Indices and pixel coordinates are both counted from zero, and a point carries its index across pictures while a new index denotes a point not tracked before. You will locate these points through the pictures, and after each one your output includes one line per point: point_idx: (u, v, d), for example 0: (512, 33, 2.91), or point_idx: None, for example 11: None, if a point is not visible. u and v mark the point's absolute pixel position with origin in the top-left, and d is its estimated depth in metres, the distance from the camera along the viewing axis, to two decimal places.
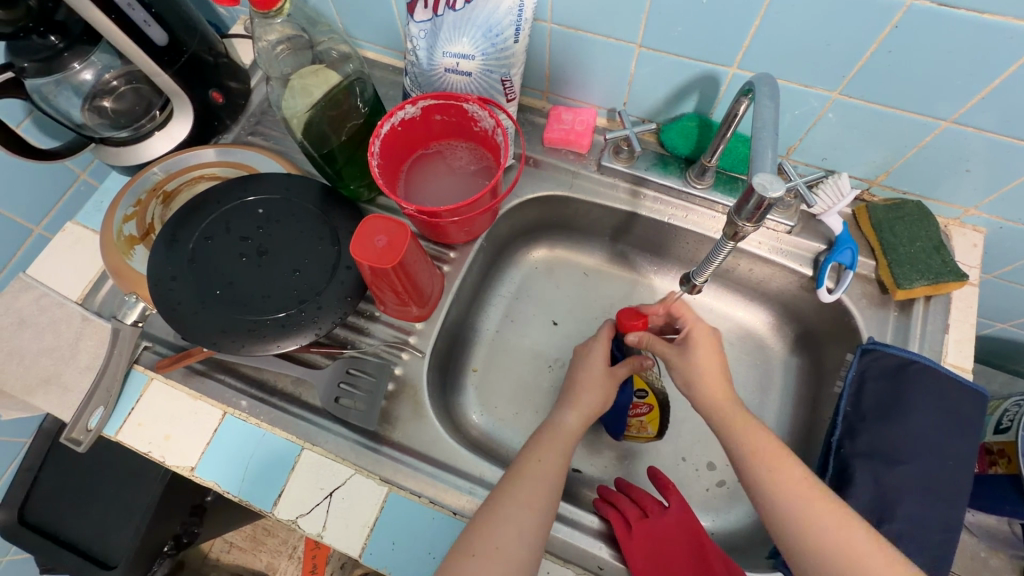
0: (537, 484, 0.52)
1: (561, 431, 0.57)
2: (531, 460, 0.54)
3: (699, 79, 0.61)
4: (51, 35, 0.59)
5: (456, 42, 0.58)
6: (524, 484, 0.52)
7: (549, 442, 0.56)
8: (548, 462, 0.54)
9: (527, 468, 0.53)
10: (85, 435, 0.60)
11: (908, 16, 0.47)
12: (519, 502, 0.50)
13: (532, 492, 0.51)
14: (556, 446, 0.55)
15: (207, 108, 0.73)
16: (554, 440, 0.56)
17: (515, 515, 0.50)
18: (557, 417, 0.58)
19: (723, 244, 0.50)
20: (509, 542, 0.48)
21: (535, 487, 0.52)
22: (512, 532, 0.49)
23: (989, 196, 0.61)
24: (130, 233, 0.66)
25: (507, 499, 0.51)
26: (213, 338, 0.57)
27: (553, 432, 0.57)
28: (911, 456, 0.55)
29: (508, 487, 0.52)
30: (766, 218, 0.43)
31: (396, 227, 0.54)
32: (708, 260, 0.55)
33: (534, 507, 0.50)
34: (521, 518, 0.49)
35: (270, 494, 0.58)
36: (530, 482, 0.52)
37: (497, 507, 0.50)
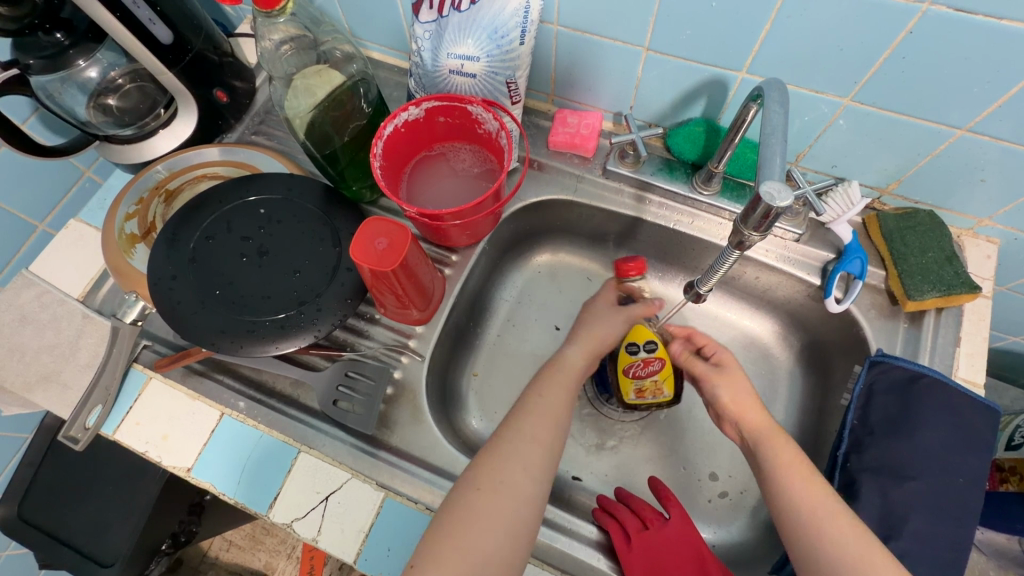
0: (542, 418, 0.53)
1: (565, 364, 0.58)
2: (536, 397, 0.55)
3: (707, 84, 0.60)
4: (57, 32, 0.59)
5: (461, 43, 0.57)
6: (530, 420, 0.53)
7: (553, 378, 0.57)
8: (552, 398, 0.55)
9: (533, 406, 0.54)
10: (83, 434, 0.60)
11: (924, 22, 0.46)
12: (525, 438, 0.51)
13: (538, 428, 0.52)
14: (560, 380, 0.57)
15: (212, 107, 0.73)
16: (559, 376, 0.57)
17: (520, 450, 0.50)
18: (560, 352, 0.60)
19: (728, 252, 0.49)
20: (516, 477, 0.49)
21: (540, 423, 0.53)
22: (519, 469, 0.49)
23: (1004, 207, 0.59)
24: (131, 232, 0.66)
25: (512, 435, 0.52)
26: (212, 338, 0.57)
27: (557, 365, 0.59)
28: (921, 472, 0.54)
29: (514, 424, 0.53)
30: (773, 228, 0.42)
31: (397, 229, 0.53)
32: (712, 268, 0.54)
33: (539, 441, 0.51)
34: (526, 453, 0.50)
35: (265, 497, 0.57)
36: (534, 418, 0.53)
37: (503, 445, 0.51)
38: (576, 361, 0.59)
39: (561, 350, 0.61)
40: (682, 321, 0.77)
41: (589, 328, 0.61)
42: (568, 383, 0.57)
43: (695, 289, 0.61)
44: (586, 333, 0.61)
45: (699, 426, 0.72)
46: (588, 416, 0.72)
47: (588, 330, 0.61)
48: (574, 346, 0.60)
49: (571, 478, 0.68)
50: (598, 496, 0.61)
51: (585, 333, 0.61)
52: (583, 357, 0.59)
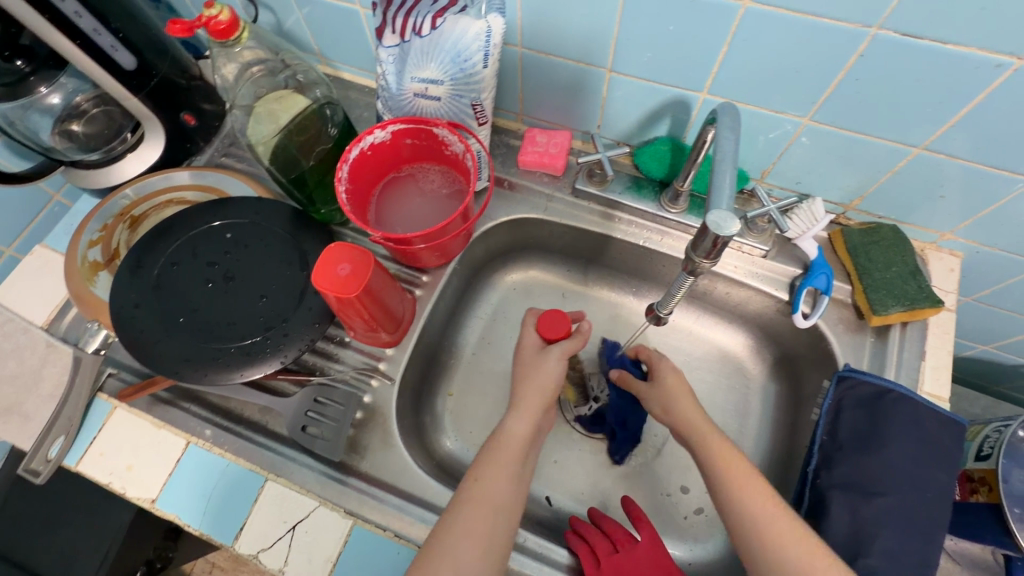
0: (477, 505, 0.49)
1: (510, 436, 0.55)
2: (475, 479, 0.51)
3: (671, 104, 0.60)
4: (17, 60, 0.59)
5: (424, 67, 0.57)
6: (466, 506, 0.49)
7: (493, 457, 0.53)
8: (492, 482, 0.51)
9: (470, 490, 0.51)
10: (44, 466, 0.58)
11: (874, 46, 0.47)
12: (458, 532, 0.48)
13: (472, 518, 0.49)
14: (502, 456, 0.53)
15: (180, 131, 0.72)
16: (501, 452, 0.53)
17: (453, 547, 0.47)
18: (500, 423, 0.56)
19: (682, 278, 0.49)
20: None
21: (478, 510, 0.49)
22: (451, 567, 0.46)
23: (965, 221, 0.60)
24: (95, 259, 0.65)
25: (447, 528, 0.48)
26: (175, 367, 0.56)
27: (498, 439, 0.55)
28: (889, 488, 0.54)
29: (452, 513, 0.49)
30: (722, 255, 0.42)
31: (360, 255, 0.53)
32: (671, 292, 0.55)
33: (473, 535, 0.48)
34: (458, 549, 0.47)
35: (231, 527, 0.56)
36: (473, 503, 0.50)
37: (441, 538, 0.48)
38: (520, 430, 0.55)
39: (505, 422, 0.56)
40: (656, 336, 0.78)
41: (535, 391, 0.57)
42: (511, 458, 0.53)
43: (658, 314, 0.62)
44: (529, 400, 0.57)
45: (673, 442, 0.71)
46: (563, 434, 0.72)
47: (528, 393, 0.57)
48: (515, 416, 0.56)
49: (545, 499, 0.68)
50: (571, 518, 0.61)
51: (529, 397, 0.57)
52: (526, 426, 0.55)
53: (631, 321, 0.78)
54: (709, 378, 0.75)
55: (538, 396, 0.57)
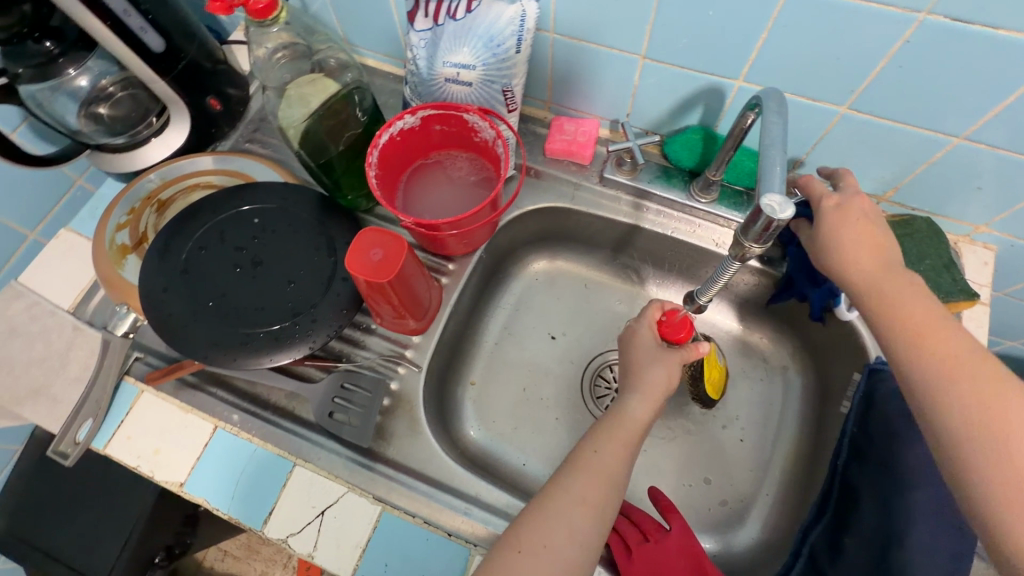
0: (591, 477, 0.50)
1: (625, 417, 0.54)
2: (588, 451, 0.52)
3: (705, 92, 0.60)
4: (46, 41, 0.58)
5: (456, 52, 0.56)
6: (579, 478, 0.50)
7: (612, 433, 0.53)
8: (608, 457, 0.51)
9: (580, 461, 0.51)
10: (73, 448, 0.59)
11: (920, 32, 0.46)
12: (573, 499, 0.48)
13: (584, 487, 0.49)
14: (619, 433, 0.53)
15: (204, 115, 0.72)
16: (619, 429, 0.53)
17: (569, 512, 0.48)
18: (620, 402, 0.56)
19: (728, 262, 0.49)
20: (559, 541, 0.46)
21: (590, 482, 0.49)
22: (565, 532, 0.47)
23: (1001, 213, 0.59)
24: (122, 242, 0.65)
25: (560, 494, 0.49)
26: (204, 351, 0.56)
27: (617, 418, 0.55)
28: (923, 482, 0.53)
29: (559, 481, 0.50)
30: (773, 239, 0.41)
31: (392, 240, 0.52)
32: (714, 278, 0.54)
33: (588, 504, 0.48)
34: (574, 516, 0.48)
35: (260, 511, 0.56)
36: (585, 475, 0.50)
37: (547, 504, 0.48)
38: (640, 415, 0.55)
39: (622, 399, 0.56)
40: None
41: (652, 373, 0.57)
42: (626, 437, 0.53)
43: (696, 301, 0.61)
44: (652, 385, 0.56)
45: (697, 435, 0.71)
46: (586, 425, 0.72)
47: (654, 379, 0.56)
48: (636, 397, 0.56)
49: None
50: None
51: (653, 382, 0.56)
52: (647, 410, 0.55)
53: None
54: (733, 371, 0.74)
55: (661, 381, 0.57)
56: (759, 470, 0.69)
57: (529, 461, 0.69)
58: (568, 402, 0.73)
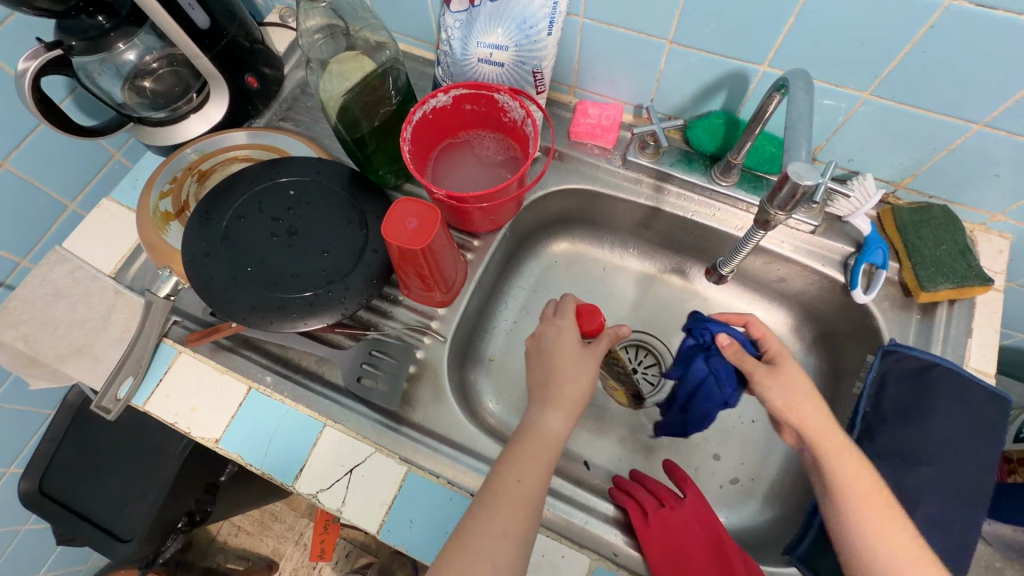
0: (510, 506, 0.49)
1: (545, 436, 0.54)
2: (509, 480, 0.51)
3: (728, 77, 0.62)
4: (99, 15, 0.60)
5: (491, 33, 0.59)
6: (500, 509, 0.49)
7: (523, 452, 0.53)
8: (529, 482, 0.51)
9: (500, 491, 0.50)
10: (115, 404, 0.62)
11: (945, 18, 0.47)
12: (493, 531, 0.48)
13: (500, 519, 0.49)
14: (537, 455, 0.53)
15: (242, 92, 0.75)
16: (538, 446, 0.53)
17: (488, 546, 0.47)
18: (537, 417, 0.55)
19: (753, 232, 0.56)
20: (482, 575, 0.46)
21: (511, 512, 0.49)
22: (489, 565, 0.46)
23: (1017, 201, 0.60)
24: (166, 210, 0.68)
25: (480, 528, 0.48)
26: (243, 314, 0.59)
27: (535, 436, 0.54)
28: (934, 457, 0.55)
29: (479, 515, 0.49)
30: (799, 207, 0.46)
31: (427, 210, 0.55)
32: (736, 250, 0.64)
33: (509, 534, 0.48)
34: (496, 548, 0.47)
35: (292, 468, 0.59)
36: (500, 506, 0.49)
37: (467, 543, 0.48)
38: (560, 432, 0.54)
39: (538, 414, 0.55)
40: (695, 311, 0.79)
41: (574, 386, 0.56)
42: (545, 459, 0.53)
43: (718, 271, 0.72)
44: (564, 396, 0.55)
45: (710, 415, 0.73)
46: (603, 402, 0.74)
47: (567, 390, 0.55)
48: (554, 413, 0.55)
49: (583, 463, 0.70)
50: (613, 476, 0.63)
51: (564, 392, 0.55)
52: (564, 427, 0.55)
53: (672, 295, 0.80)
54: None
55: (573, 392, 0.56)
56: (771, 449, 0.71)
57: None
58: None
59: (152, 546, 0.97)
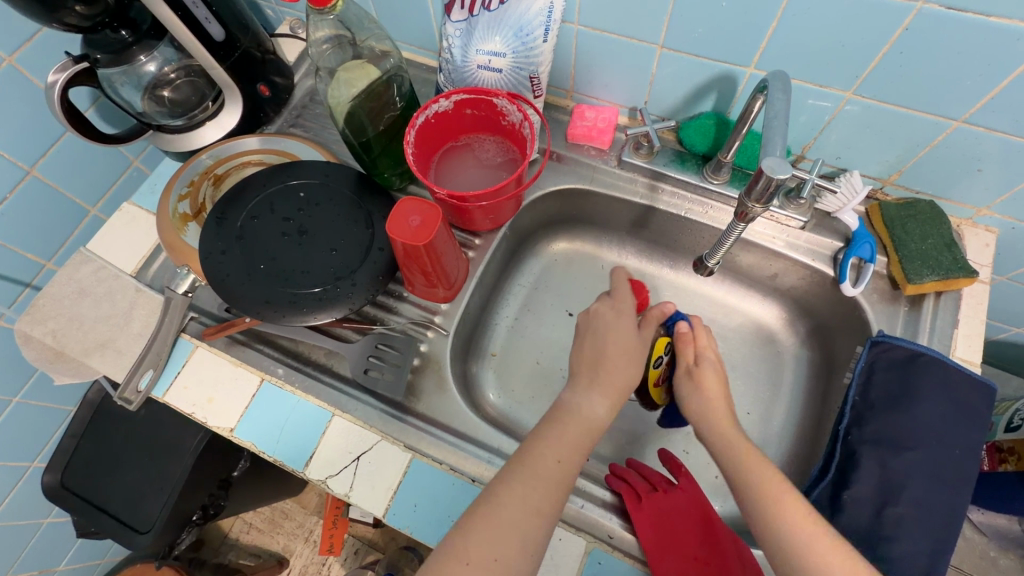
0: (545, 488, 0.49)
1: (587, 420, 0.54)
2: (548, 461, 0.50)
3: (717, 80, 0.64)
4: (123, 30, 0.65)
5: (489, 40, 0.62)
6: (535, 487, 0.49)
7: (563, 433, 0.52)
8: (568, 463, 0.51)
9: (539, 471, 0.50)
10: (136, 396, 0.65)
11: (918, 20, 0.50)
12: (527, 508, 0.48)
13: (531, 498, 0.48)
14: (575, 437, 0.52)
15: (255, 101, 0.79)
16: (579, 427, 0.53)
17: (520, 521, 0.47)
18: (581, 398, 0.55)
19: (734, 225, 0.60)
20: (510, 551, 0.46)
21: (545, 494, 0.49)
22: (518, 541, 0.46)
23: (1001, 196, 0.62)
24: (184, 212, 0.72)
25: (510, 501, 0.48)
26: (258, 308, 0.62)
27: (576, 417, 0.54)
28: (918, 443, 0.57)
29: (513, 490, 0.48)
30: (773, 198, 0.51)
31: (428, 208, 0.58)
32: (720, 242, 0.67)
33: (542, 512, 0.48)
34: (527, 525, 0.47)
35: (302, 455, 0.62)
36: (536, 484, 0.49)
37: (497, 516, 0.47)
38: (599, 416, 0.54)
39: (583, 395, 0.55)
40: (691, 306, 0.82)
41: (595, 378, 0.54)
42: (583, 443, 0.52)
43: (704, 264, 0.74)
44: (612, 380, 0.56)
45: None
46: None
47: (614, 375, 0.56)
48: (599, 399, 0.55)
49: (582, 454, 0.73)
50: (610, 464, 0.66)
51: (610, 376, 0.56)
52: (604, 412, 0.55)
53: (669, 292, 0.82)
54: (741, 348, 0.79)
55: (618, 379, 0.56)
56: (766, 440, 0.73)
57: None
58: None
59: (169, 538, 1.00)
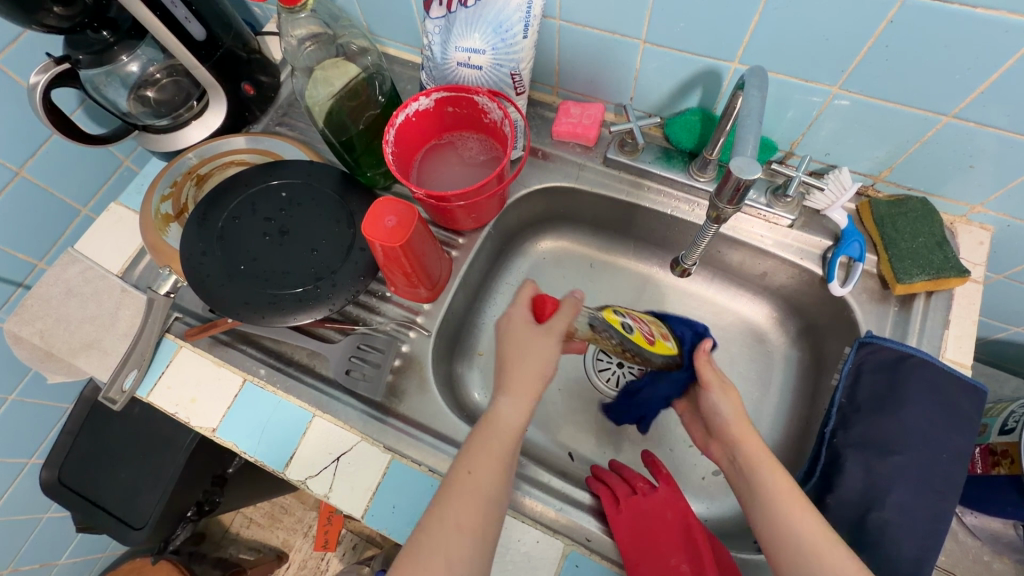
0: (465, 502, 0.48)
1: (501, 425, 0.51)
2: (462, 474, 0.49)
3: (702, 75, 0.63)
4: (104, 31, 0.64)
5: (468, 37, 0.61)
6: (453, 505, 0.48)
7: (480, 443, 0.51)
8: (483, 472, 0.49)
9: (453, 486, 0.49)
10: (121, 396, 0.66)
11: (903, 12, 0.48)
12: (447, 527, 0.46)
13: (458, 517, 0.47)
14: (491, 447, 0.50)
15: (240, 100, 0.79)
16: (492, 436, 0.51)
17: (443, 544, 0.46)
18: (492, 408, 0.53)
19: (708, 227, 0.59)
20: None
21: (466, 509, 0.47)
22: (443, 562, 0.45)
23: (995, 193, 0.60)
24: (166, 212, 0.72)
25: (433, 524, 0.47)
26: (237, 309, 0.62)
27: (491, 427, 0.51)
28: (905, 446, 0.56)
29: (433, 512, 0.48)
30: (744, 201, 0.50)
31: (404, 208, 0.57)
32: (695, 244, 0.66)
33: (464, 529, 0.47)
34: (450, 547, 0.46)
35: (282, 456, 0.62)
36: (457, 500, 0.48)
37: (420, 541, 0.46)
38: None
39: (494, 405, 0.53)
40: (680, 305, 0.80)
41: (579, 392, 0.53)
42: (502, 450, 0.50)
43: (682, 264, 0.75)
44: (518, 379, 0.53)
45: None
46: (587, 395, 0.76)
47: (521, 375, 0.53)
48: (509, 400, 0.52)
49: (567, 454, 0.72)
50: (592, 466, 0.65)
51: (520, 380, 0.53)
52: (521, 415, 0.52)
53: (658, 291, 0.81)
54: (730, 347, 0.78)
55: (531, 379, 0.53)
56: None
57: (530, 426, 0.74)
58: (569, 375, 0.77)
59: (163, 533, 1.01)
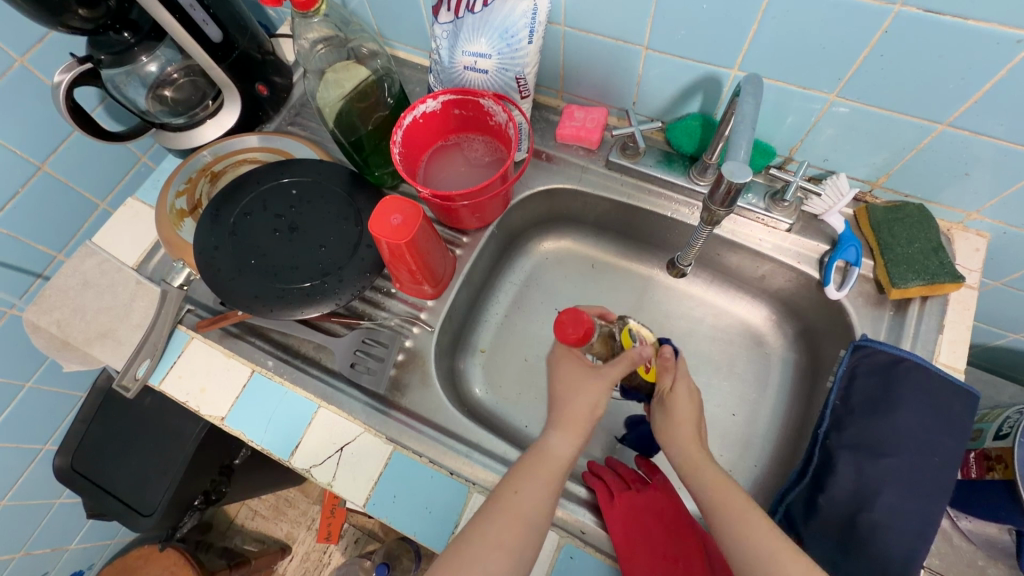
0: (509, 521, 0.49)
1: (550, 455, 0.53)
2: (507, 493, 0.51)
3: (702, 81, 0.64)
4: (125, 31, 0.66)
5: (474, 42, 0.63)
6: (497, 523, 0.49)
7: (528, 468, 0.53)
8: (529, 496, 0.51)
9: (501, 505, 0.50)
10: (133, 383, 0.68)
11: (897, 23, 0.49)
12: (488, 544, 0.48)
13: (501, 536, 0.48)
14: (539, 474, 0.52)
15: (254, 100, 0.81)
16: (542, 465, 0.53)
17: (482, 560, 0.47)
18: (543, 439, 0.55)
19: (701, 228, 0.61)
20: None
21: (508, 530, 0.48)
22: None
23: (991, 201, 0.61)
24: (181, 207, 0.75)
25: (475, 540, 0.48)
26: (248, 302, 0.64)
27: (540, 456, 0.53)
28: (897, 449, 0.56)
29: (476, 528, 0.49)
30: (735, 203, 0.51)
31: (410, 207, 0.59)
32: (690, 245, 0.68)
33: (505, 548, 0.48)
34: (489, 563, 0.47)
35: (288, 445, 0.64)
36: (501, 518, 0.49)
37: (463, 554, 0.47)
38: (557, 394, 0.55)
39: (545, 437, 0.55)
40: (680, 306, 0.82)
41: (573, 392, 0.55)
42: (549, 479, 0.52)
43: (677, 265, 0.76)
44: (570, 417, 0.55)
45: None
46: None
47: (575, 411, 0.55)
48: (560, 434, 0.54)
49: None
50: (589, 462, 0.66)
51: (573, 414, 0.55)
52: (572, 447, 0.54)
53: (658, 292, 0.83)
54: (728, 349, 0.79)
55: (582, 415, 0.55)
56: (749, 441, 0.73)
57: (529, 422, 0.75)
58: None
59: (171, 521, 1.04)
